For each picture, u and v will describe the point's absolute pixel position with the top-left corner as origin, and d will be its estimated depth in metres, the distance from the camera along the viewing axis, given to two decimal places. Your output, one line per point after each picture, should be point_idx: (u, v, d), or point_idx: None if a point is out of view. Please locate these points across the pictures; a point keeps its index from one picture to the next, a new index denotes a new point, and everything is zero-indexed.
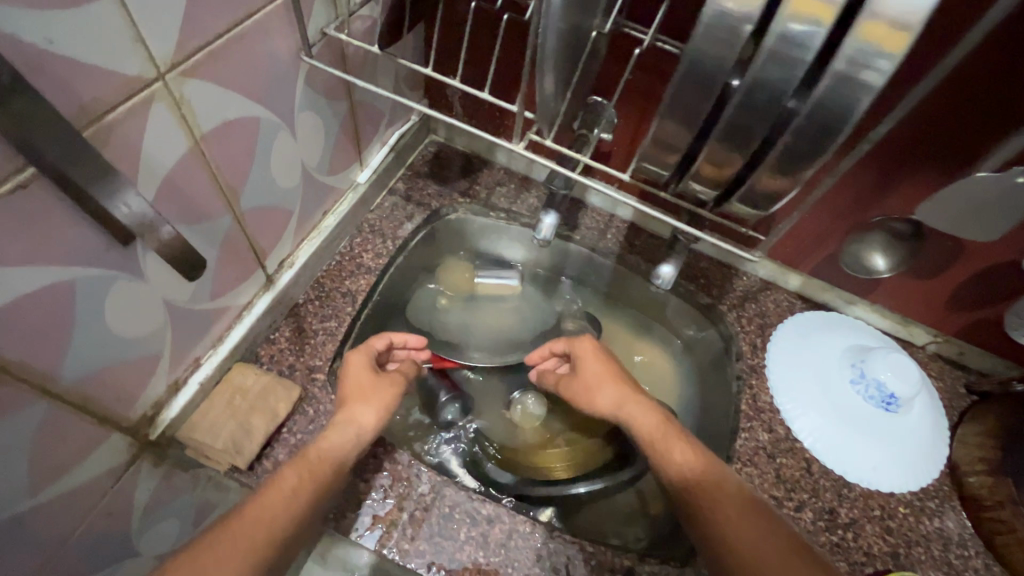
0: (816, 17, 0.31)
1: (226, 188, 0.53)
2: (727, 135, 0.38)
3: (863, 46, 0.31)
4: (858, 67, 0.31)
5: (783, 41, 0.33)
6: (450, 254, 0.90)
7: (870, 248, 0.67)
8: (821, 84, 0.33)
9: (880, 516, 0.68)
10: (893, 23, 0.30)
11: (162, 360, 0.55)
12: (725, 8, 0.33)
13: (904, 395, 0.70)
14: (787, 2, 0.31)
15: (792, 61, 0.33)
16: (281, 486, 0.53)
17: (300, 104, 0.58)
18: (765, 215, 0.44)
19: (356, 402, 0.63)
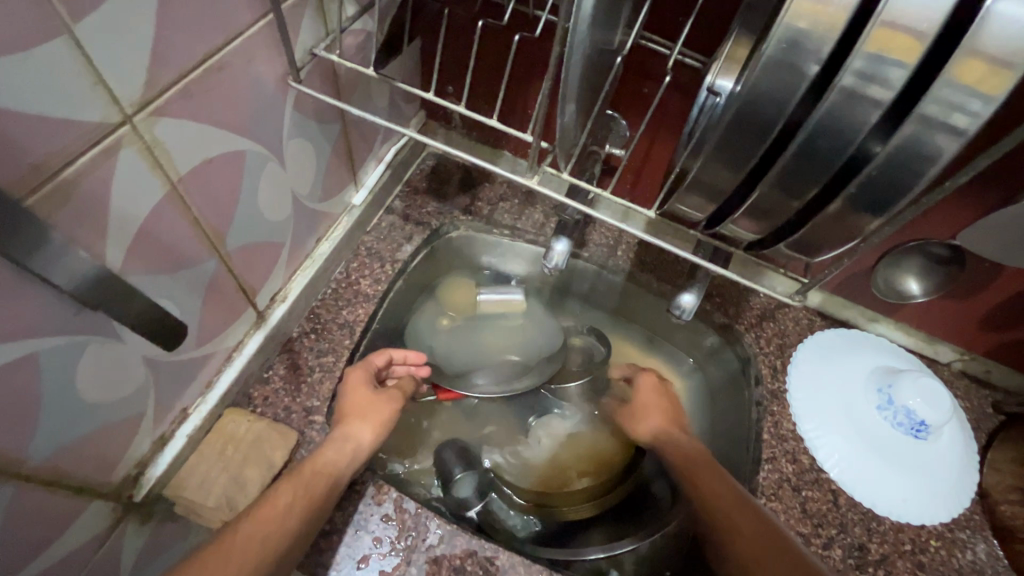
0: (901, 53, 0.29)
1: (210, 231, 0.48)
2: (784, 177, 0.35)
3: (958, 86, 0.29)
4: (947, 110, 0.30)
5: (861, 77, 0.30)
6: (451, 274, 0.85)
7: (903, 272, 0.63)
8: (903, 130, 0.31)
9: (911, 551, 0.65)
10: (992, 63, 0.28)
11: (146, 417, 0.50)
12: (798, 31, 0.29)
13: (934, 423, 0.67)
14: (868, 36, 0.29)
15: (870, 99, 0.31)
16: (274, 508, 0.49)
17: (289, 131, 0.53)
18: (807, 257, 0.42)
19: (354, 421, 0.59)
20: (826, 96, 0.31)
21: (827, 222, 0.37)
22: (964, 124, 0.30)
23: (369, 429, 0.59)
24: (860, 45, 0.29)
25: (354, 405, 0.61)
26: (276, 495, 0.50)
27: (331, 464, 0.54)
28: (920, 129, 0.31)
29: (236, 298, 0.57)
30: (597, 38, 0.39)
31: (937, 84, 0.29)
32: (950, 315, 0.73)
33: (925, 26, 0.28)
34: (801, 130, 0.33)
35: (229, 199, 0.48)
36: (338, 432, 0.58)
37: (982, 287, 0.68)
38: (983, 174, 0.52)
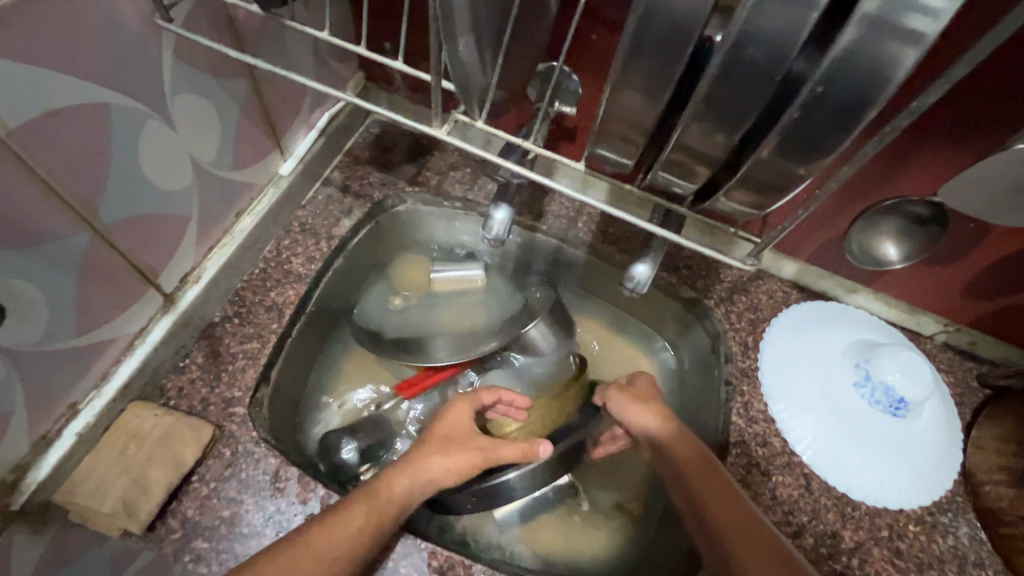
0: None
1: (72, 200, 0.42)
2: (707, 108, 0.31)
3: None
4: (896, 8, 0.26)
5: None
6: (400, 254, 0.78)
7: (880, 237, 0.57)
8: (845, 35, 0.27)
9: (888, 538, 0.61)
10: None
11: (16, 414, 0.45)
12: None
13: (915, 399, 0.62)
14: None
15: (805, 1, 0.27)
16: (342, 534, 0.47)
17: (173, 85, 0.46)
18: (756, 213, 0.40)
19: (449, 454, 0.56)
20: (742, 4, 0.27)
21: (760, 161, 0.34)
22: (921, 25, 0.26)
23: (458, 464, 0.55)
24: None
25: (455, 434, 0.58)
26: (348, 519, 0.48)
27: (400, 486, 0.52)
28: (869, 33, 0.27)
29: (130, 281, 0.50)
30: None
31: None
32: (932, 282, 0.68)
33: None
34: (724, 42, 0.29)
35: (95, 163, 0.42)
36: (415, 457, 0.55)
37: (968, 249, 0.62)
38: (966, 118, 0.46)
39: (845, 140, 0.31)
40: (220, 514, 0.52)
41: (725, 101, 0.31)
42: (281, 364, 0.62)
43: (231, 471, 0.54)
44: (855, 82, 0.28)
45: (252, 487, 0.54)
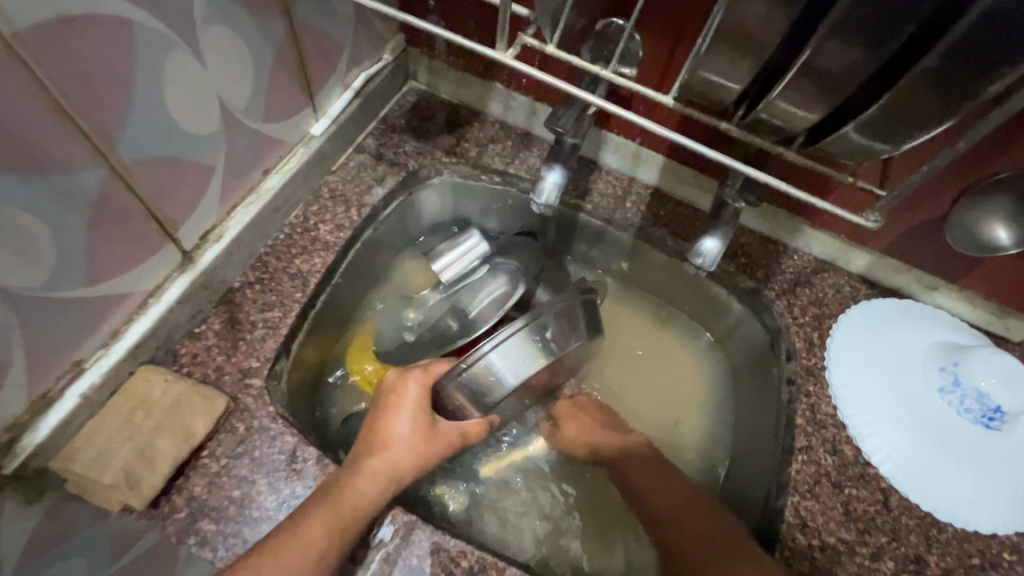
0: None
1: (88, 128, 0.37)
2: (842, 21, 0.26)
3: None
4: None
5: None
6: (414, 254, 0.72)
7: (990, 215, 0.49)
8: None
9: (980, 567, 0.53)
10: None
11: (14, 367, 0.40)
12: None
13: (1014, 410, 0.53)
14: None
15: None
16: (306, 545, 0.44)
17: (202, 11, 0.42)
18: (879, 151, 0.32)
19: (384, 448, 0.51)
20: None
21: (906, 88, 0.28)
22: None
23: (408, 457, 0.51)
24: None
25: (410, 430, 0.52)
26: (309, 524, 0.45)
27: (364, 493, 0.47)
28: None
29: (144, 232, 0.46)
30: None
31: None
32: None
33: None
34: None
35: (111, 87, 0.37)
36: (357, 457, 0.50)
37: None
38: None
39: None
40: (230, 495, 0.47)
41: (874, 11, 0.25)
42: (302, 337, 0.58)
43: (244, 448, 0.49)
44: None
45: (266, 467, 0.48)
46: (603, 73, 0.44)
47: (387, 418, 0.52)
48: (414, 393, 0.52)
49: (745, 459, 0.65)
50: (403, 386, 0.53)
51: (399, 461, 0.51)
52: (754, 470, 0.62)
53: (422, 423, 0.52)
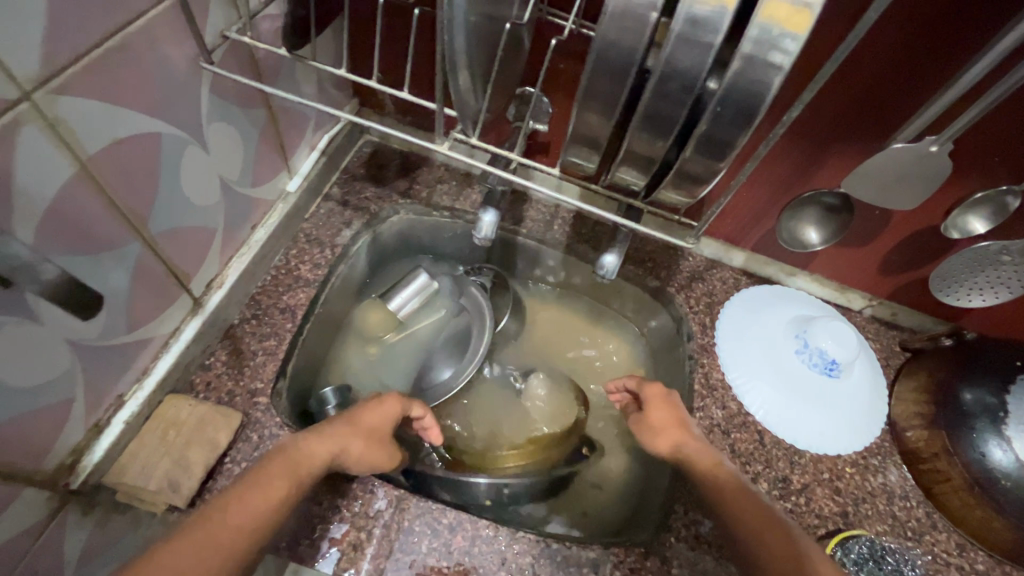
0: (788, 21, 0.31)
1: (130, 215, 0.48)
2: (646, 123, 0.38)
3: (769, 24, 0.31)
4: (766, 47, 0.32)
5: (692, 25, 0.32)
6: (369, 297, 0.84)
7: (804, 223, 0.69)
8: (732, 66, 0.33)
9: (829, 479, 0.71)
10: (794, 2, 0.31)
11: (76, 402, 0.51)
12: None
13: (844, 360, 0.74)
14: (758, 7, 0.31)
15: (702, 45, 0.32)
16: (264, 496, 0.49)
17: (208, 115, 0.54)
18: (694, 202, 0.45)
19: (353, 434, 0.59)
20: (667, 40, 0.33)
21: (688, 159, 0.39)
22: (779, 59, 0.32)
23: (360, 448, 0.59)
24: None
25: (373, 429, 0.61)
26: (266, 483, 0.50)
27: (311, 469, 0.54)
28: (748, 67, 0.33)
29: (165, 286, 0.57)
30: (487, 9, 0.41)
31: (752, 23, 0.32)
32: (853, 266, 0.78)
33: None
34: (653, 72, 0.34)
35: (147, 181, 0.49)
36: (328, 428, 0.58)
37: (881, 229, 0.70)
38: (863, 123, 0.57)
39: (743, 136, 0.36)
40: None
41: (660, 117, 0.37)
42: (298, 357, 0.70)
43: (259, 452, 0.61)
44: (746, 93, 0.34)
45: None
46: (514, 155, 0.56)
47: (360, 413, 0.61)
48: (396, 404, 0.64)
49: None
50: (384, 401, 0.63)
51: (350, 440, 0.58)
52: None
53: (387, 424, 0.62)
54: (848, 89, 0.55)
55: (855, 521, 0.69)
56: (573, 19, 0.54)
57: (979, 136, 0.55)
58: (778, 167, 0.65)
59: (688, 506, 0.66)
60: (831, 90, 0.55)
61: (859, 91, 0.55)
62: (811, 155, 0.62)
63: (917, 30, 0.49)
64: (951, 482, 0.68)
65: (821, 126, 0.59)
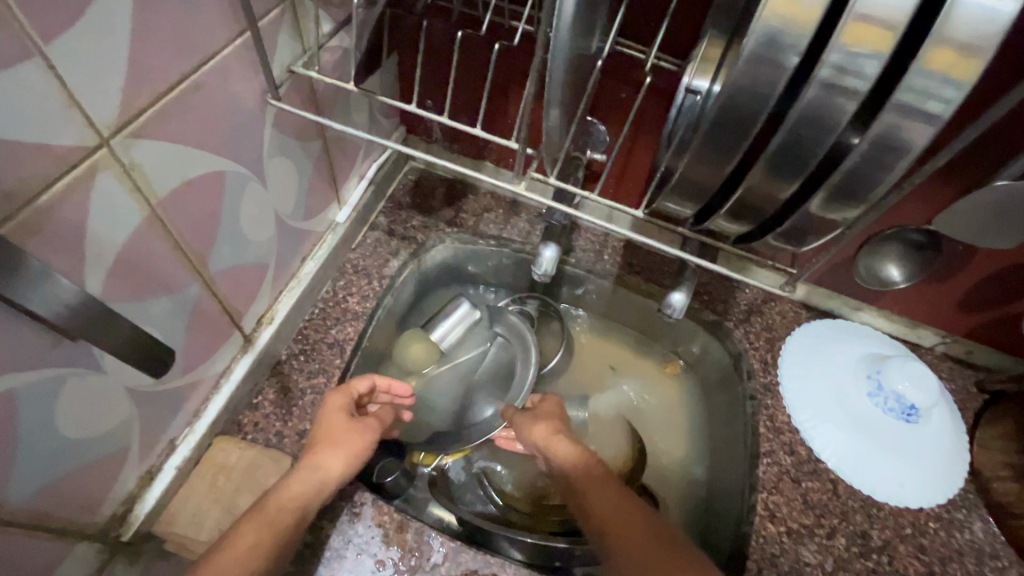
0: (953, 72, 0.28)
1: (192, 255, 0.46)
2: (765, 169, 0.34)
3: (929, 74, 0.28)
4: (922, 98, 0.29)
5: (838, 71, 0.29)
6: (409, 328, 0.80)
7: (884, 260, 0.64)
8: (879, 117, 0.30)
9: (912, 535, 0.66)
10: (962, 49, 0.27)
11: (130, 451, 0.48)
12: (774, 29, 0.28)
13: (924, 405, 0.69)
14: (920, 55, 0.28)
15: (845, 92, 0.30)
16: (242, 548, 0.45)
17: (270, 150, 0.52)
18: (801, 248, 0.41)
19: (323, 449, 0.53)
20: (806, 88, 0.30)
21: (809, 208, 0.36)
22: (935, 109, 0.29)
23: (335, 459, 0.53)
24: (832, 40, 0.29)
25: (329, 432, 0.55)
26: (238, 535, 0.45)
27: (290, 497, 0.50)
28: (900, 118, 0.30)
29: (220, 325, 0.55)
30: (581, 44, 0.39)
31: (911, 72, 0.28)
32: (927, 303, 0.74)
33: (985, 45, 0.27)
34: (785, 123, 0.32)
35: (209, 222, 0.47)
36: (305, 462, 0.52)
37: (965, 266, 0.66)
38: (960, 158, 0.53)
39: (878, 185, 0.32)
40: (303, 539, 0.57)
41: (781, 163, 0.33)
42: None
43: None
44: (889, 142, 0.30)
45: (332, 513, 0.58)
46: (582, 193, 0.52)
47: (321, 423, 0.56)
48: (343, 396, 0.58)
49: (722, 468, 0.76)
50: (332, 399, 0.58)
51: (319, 459, 0.52)
52: (730, 473, 0.74)
53: (345, 417, 0.57)
54: None
55: None
56: (653, 49, 0.51)
57: None
58: None
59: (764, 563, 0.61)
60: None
61: None
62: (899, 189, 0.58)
63: None
64: None
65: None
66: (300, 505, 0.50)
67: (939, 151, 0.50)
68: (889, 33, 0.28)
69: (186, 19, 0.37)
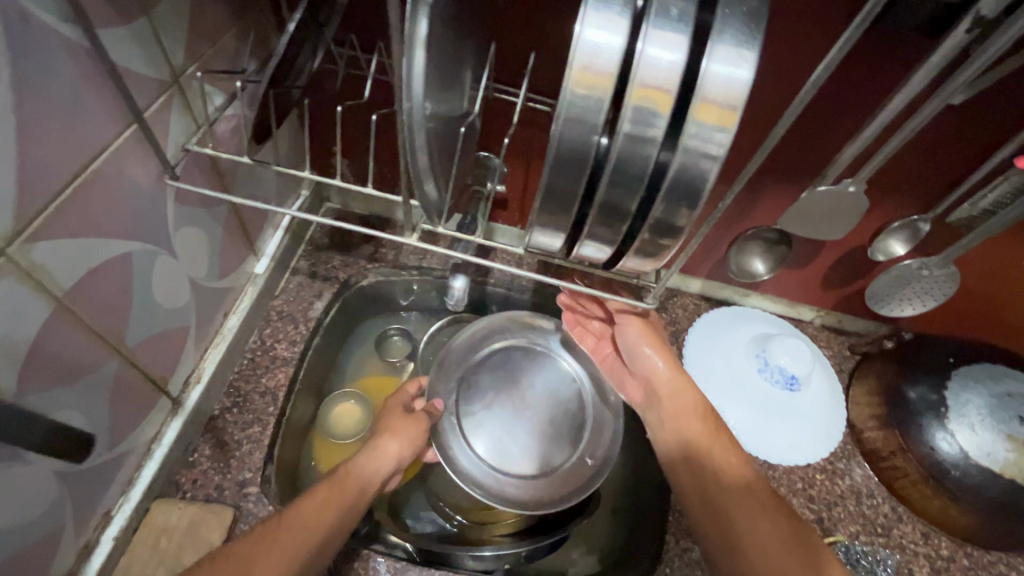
0: (721, 121, 0.33)
1: (107, 334, 0.49)
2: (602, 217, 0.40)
3: (702, 125, 0.33)
4: (703, 141, 0.34)
5: (634, 124, 0.34)
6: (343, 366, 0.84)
7: (749, 254, 0.74)
8: (675, 159, 0.35)
9: (803, 488, 0.77)
10: (722, 104, 0.33)
11: (65, 528, 0.50)
12: (575, 101, 0.33)
13: (802, 374, 0.80)
14: (692, 108, 0.33)
15: (646, 140, 0.34)
16: (319, 505, 0.54)
17: (176, 222, 0.55)
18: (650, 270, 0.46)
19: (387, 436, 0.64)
20: (615, 138, 0.35)
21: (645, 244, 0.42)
22: (714, 151, 0.34)
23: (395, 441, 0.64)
24: (626, 99, 0.33)
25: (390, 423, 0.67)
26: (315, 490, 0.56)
27: (362, 470, 0.60)
28: (687, 159, 0.35)
29: (146, 391, 0.57)
30: (442, 114, 0.45)
31: (688, 123, 0.34)
32: (797, 285, 0.85)
33: (738, 101, 0.33)
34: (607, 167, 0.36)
35: (122, 300, 0.49)
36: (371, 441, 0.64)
37: (817, 253, 0.77)
38: (787, 166, 0.63)
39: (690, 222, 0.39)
40: None
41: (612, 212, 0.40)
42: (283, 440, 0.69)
43: None
44: (689, 183, 0.36)
45: None
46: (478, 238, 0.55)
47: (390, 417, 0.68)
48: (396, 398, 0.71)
49: None
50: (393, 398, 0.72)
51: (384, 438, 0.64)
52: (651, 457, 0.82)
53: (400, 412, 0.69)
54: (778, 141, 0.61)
55: (830, 525, 0.75)
56: (522, 96, 0.57)
57: (897, 168, 0.60)
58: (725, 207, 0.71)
59: (679, 534, 0.70)
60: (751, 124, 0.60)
61: (785, 138, 0.60)
62: (752, 195, 0.68)
63: (828, 84, 0.55)
64: (909, 476, 0.74)
65: (755, 171, 0.65)
66: (363, 479, 0.59)
67: (805, 142, 0.60)
68: (669, 95, 0.33)
69: (71, 124, 0.40)
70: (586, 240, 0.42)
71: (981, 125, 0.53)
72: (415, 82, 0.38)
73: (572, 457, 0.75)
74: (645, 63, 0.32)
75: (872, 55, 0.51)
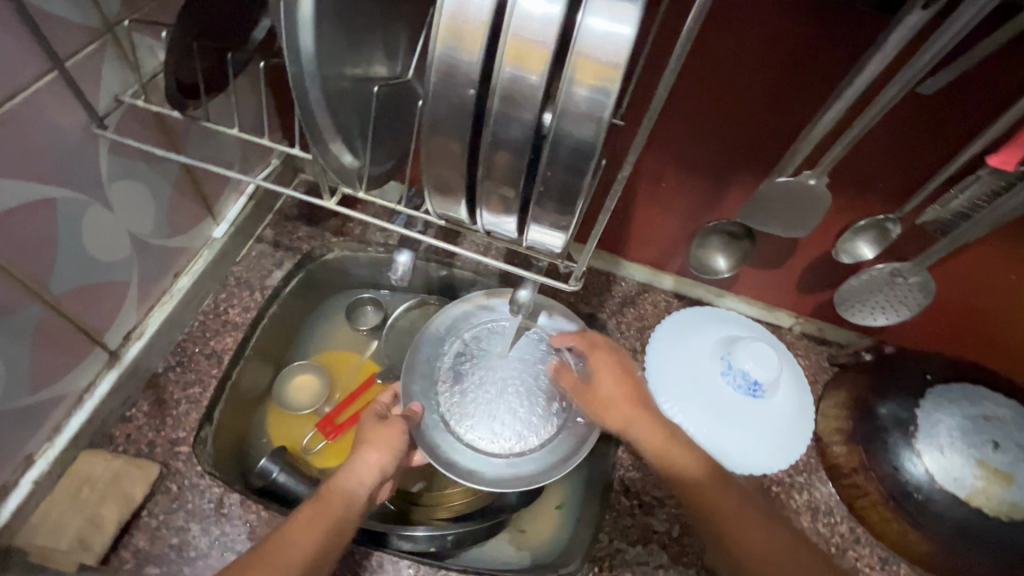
0: (600, 77, 0.31)
1: (26, 280, 0.50)
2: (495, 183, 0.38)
3: (579, 83, 0.31)
4: (583, 98, 0.32)
5: (510, 81, 0.32)
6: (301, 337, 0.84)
7: (710, 249, 0.71)
8: (555, 116, 0.33)
9: None
10: (599, 60, 0.31)
11: None
12: (442, 52, 0.32)
13: (766, 380, 0.75)
14: (569, 64, 0.31)
15: (523, 98, 0.32)
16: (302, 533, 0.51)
17: (110, 175, 0.55)
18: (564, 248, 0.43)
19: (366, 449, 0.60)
20: (493, 96, 0.33)
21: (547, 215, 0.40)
22: (593, 105, 0.32)
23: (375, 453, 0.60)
24: (500, 54, 0.32)
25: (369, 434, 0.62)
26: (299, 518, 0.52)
27: (347, 486, 0.56)
28: (565, 118, 0.32)
29: (76, 340, 0.58)
30: (353, 73, 0.43)
31: (565, 80, 0.32)
32: (772, 287, 0.81)
33: (616, 56, 0.30)
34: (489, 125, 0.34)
35: (43, 247, 0.50)
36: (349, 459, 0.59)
37: (790, 252, 0.73)
38: (746, 155, 0.60)
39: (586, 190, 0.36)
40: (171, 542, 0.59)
41: None
42: (224, 405, 0.69)
43: (178, 503, 0.61)
44: (576, 145, 0.33)
45: (198, 515, 0.60)
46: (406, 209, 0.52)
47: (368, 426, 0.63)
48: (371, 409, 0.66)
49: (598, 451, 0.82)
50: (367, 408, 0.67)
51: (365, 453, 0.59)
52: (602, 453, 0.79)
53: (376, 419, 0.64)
54: (736, 127, 0.58)
55: None
56: None
57: (865, 162, 0.55)
58: (687, 198, 0.68)
59: (614, 534, 0.68)
60: (706, 109, 0.57)
61: (743, 125, 0.57)
62: (714, 186, 0.65)
63: (780, 67, 0.51)
64: (869, 497, 0.69)
65: (714, 158, 0.62)
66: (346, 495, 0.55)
67: (765, 130, 0.57)
68: (544, 51, 0.31)
69: None
70: (486, 209, 0.40)
71: (949, 115, 0.49)
72: (303, 34, 0.38)
73: (565, 426, 0.70)
74: (517, 15, 0.31)
75: (824, 35, 0.48)
